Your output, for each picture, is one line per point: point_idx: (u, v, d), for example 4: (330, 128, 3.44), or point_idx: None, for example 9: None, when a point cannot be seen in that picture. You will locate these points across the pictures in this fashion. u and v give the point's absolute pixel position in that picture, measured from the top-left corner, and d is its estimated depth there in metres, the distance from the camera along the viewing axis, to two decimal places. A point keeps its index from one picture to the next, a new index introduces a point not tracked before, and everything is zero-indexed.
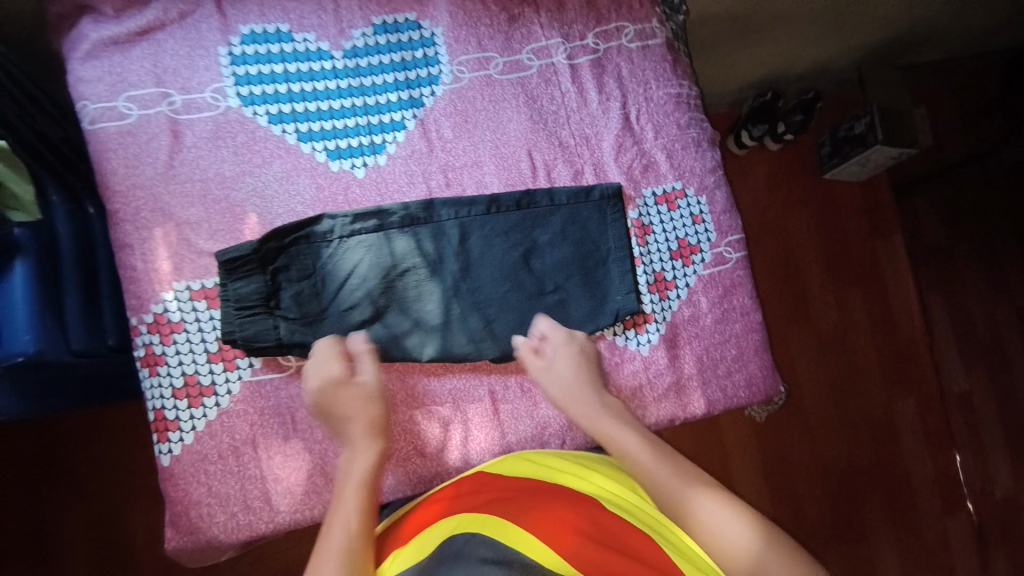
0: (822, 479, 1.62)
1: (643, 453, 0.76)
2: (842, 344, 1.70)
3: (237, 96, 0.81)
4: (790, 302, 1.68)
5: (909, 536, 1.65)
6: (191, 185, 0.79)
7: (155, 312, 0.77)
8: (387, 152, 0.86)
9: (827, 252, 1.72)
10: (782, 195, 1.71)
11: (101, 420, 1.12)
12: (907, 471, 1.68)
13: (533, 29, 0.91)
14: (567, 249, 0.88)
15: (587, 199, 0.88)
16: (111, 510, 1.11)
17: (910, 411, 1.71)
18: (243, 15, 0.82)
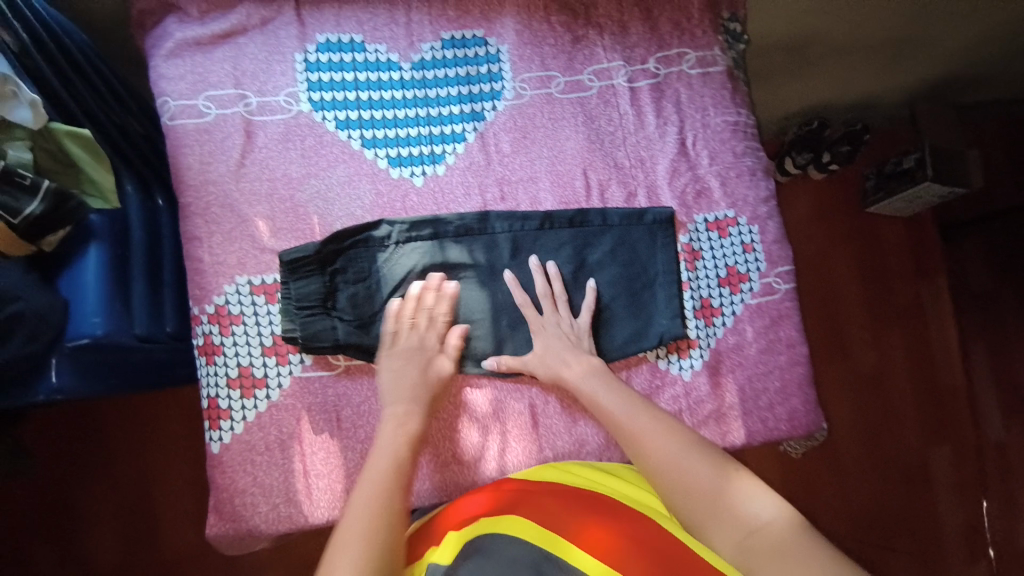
0: (846, 518, 1.58)
1: (645, 426, 0.75)
2: (876, 383, 1.66)
3: (309, 101, 0.85)
4: (825, 337, 1.66)
5: None
6: (260, 184, 0.82)
7: (217, 303, 0.80)
8: (446, 162, 0.88)
9: (868, 290, 1.69)
10: (823, 229, 1.70)
11: (143, 411, 1.15)
12: (938, 519, 1.62)
13: (596, 50, 0.92)
14: (615, 269, 0.89)
15: (638, 221, 0.89)
16: (147, 493, 1.14)
17: (946, 460, 1.65)
18: (321, 25, 0.86)
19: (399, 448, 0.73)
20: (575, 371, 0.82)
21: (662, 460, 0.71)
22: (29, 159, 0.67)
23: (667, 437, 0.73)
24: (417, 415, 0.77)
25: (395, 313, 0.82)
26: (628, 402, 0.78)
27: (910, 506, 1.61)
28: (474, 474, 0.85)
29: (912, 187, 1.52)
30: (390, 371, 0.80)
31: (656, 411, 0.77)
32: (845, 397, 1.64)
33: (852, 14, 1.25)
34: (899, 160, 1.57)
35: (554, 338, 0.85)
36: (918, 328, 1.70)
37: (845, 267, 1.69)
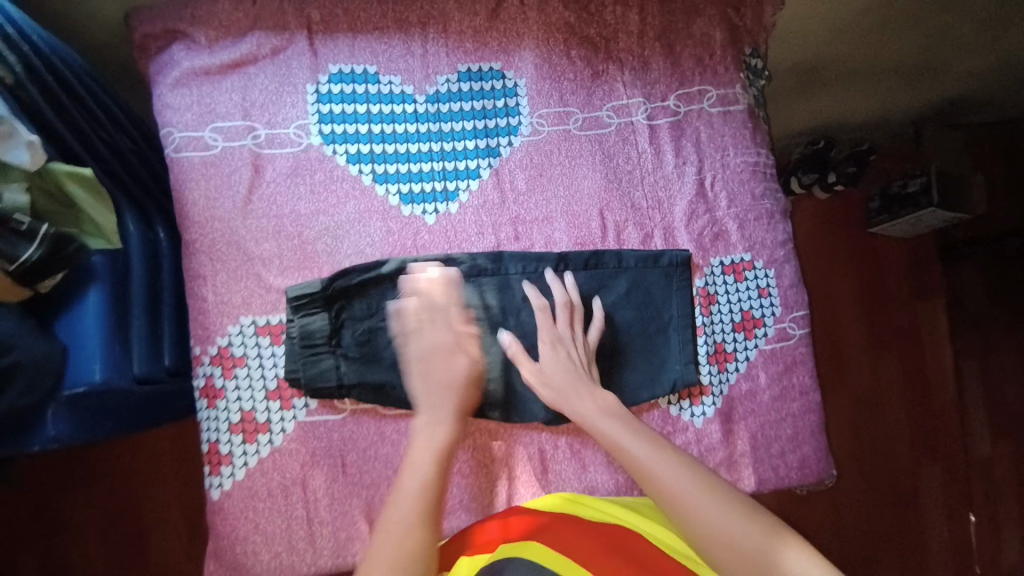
0: (834, 535, 1.55)
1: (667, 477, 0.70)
2: (873, 403, 1.60)
3: (319, 134, 0.82)
4: (828, 357, 1.60)
5: None
6: (266, 221, 0.79)
7: (219, 345, 0.77)
8: (459, 200, 0.85)
9: (869, 310, 1.62)
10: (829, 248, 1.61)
11: (137, 447, 1.10)
12: (924, 537, 1.58)
13: (615, 87, 0.90)
14: (630, 312, 0.87)
15: (655, 264, 0.87)
16: (138, 528, 1.09)
17: (935, 481, 1.60)
18: (333, 55, 0.83)
19: (430, 464, 0.71)
20: (587, 402, 0.78)
21: (672, 498, 0.68)
22: (24, 202, 0.63)
23: (677, 473, 0.70)
24: (447, 425, 0.74)
25: (404, 311, 0.78)
26: (635, 433, 0.75)
27: (897, 526, 1.57)
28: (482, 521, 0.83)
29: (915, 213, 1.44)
30: (417, 369, 0.76)
31: (663, 444, 0.74)
32: (842, 418, 1.60)
33: (863, 43, 1.24)
34: (904, 182, 1.49)
35: (565, 354, 0.81)
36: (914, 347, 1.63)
37: (840, 283, 1.61)
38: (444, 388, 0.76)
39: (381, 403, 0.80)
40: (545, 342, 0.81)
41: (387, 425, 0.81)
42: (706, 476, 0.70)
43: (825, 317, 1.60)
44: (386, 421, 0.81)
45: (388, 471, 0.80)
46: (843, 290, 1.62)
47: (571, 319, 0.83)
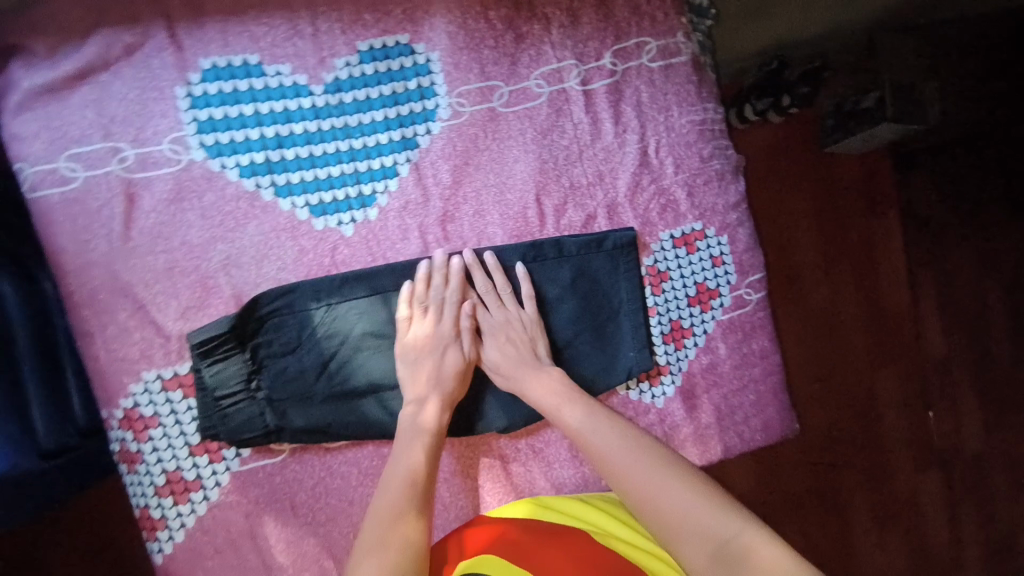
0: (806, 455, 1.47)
1: (612, 450, 0.65)
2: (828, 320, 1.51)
3: (201, 147, 0.70)
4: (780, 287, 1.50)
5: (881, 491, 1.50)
6: (154, 259, 0.69)
7: (125, 407, 0.68)
8: (378, 204, 0.75)
9: (820, 224, 1.52)
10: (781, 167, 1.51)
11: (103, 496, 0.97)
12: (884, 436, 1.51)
13: (543, 49, 0.78)
14: (573, 303, 0.80)
15: (599, 249, 0.80)
16: None
17: (892, 383, 1.53)
18: (203, 46, 0.70)
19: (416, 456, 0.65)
20: (535, 388, 0.73)
21: (630, 482, 0.62)
22: None
23: (648, 464, 0.63)
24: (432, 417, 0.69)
25: (408, 297, 0.73)
26: (594, 418, 0.69)
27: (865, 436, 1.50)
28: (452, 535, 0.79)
29: (871, 128, 1.35)
30: (410, 356, 0.72)
31: (625, 425, 0.68)
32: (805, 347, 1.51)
33: None
34: (859, 98, 1.39)
35: (508, 336, 0.76)
36: (869, 262, 1.53)
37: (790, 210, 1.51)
38: (439, 380, 0.72)
39: (323, 440, 0.73)
40: (485, 332, 0.76)
41: (334, 458, 0.75)
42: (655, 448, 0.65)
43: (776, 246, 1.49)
44: (333, 455, 0.76)
45: (343, 503, 0.75)
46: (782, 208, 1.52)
47: (500, 300, 0.76)
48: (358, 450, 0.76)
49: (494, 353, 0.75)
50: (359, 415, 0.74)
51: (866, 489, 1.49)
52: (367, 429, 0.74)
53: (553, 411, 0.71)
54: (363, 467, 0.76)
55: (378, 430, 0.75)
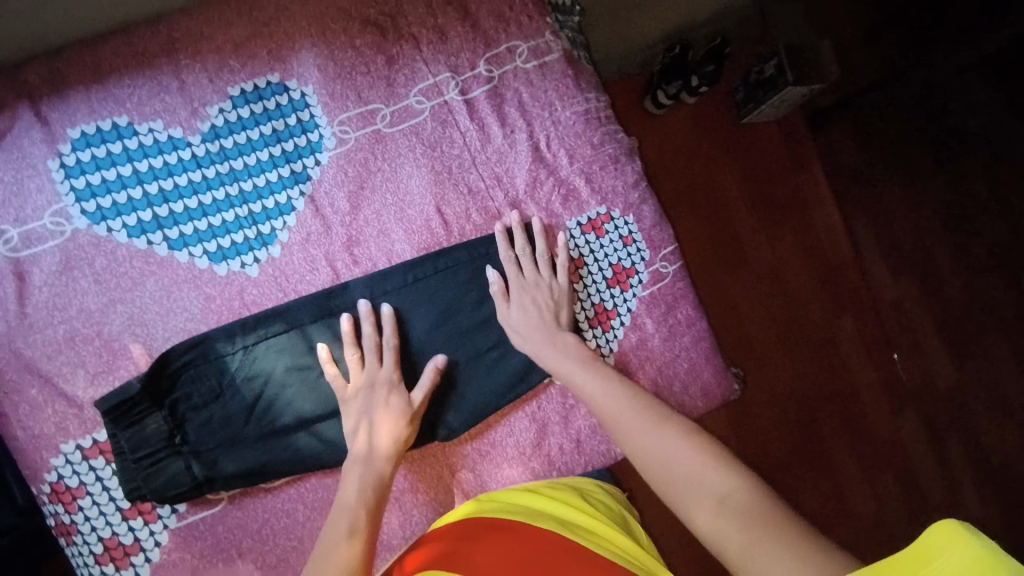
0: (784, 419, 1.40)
1: (620, 409, 0.68)
2: (778, 281, 1.45)
3: (83, 215, 0.70)
4: (721, 254, 1.44)
5: (867, 446, 1.43)
6: (54, 331, 0.69)
7: (50, 481, 0.69)
8: (279, 241, 0.76)
9: (746, 182, 1.47)
10: (705, 143, 1.47)
11: None
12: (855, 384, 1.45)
13: (417, 66, 0.81)
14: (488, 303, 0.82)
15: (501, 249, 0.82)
16: None
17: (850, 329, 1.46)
18: (70, 117, 0.70)
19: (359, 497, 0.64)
20: (552, 352, 0.77)
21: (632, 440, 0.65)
22: None
23: (648, 424, 0.65)
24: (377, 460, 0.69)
25: (326, 361, 0.73)
26: (607, 383, 0.72)
27: (836, 388, 1.44)
28: None
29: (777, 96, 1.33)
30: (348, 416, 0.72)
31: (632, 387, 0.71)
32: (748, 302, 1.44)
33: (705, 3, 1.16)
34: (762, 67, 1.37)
35: (537, 299, 0.81)
36: (806, 211, 1.48)
37: (703, 170, 1.46)
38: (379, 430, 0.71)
39: (259, 482, 0.73)
40: (515, 291, 0.81)
41: (276, 497, 0.75)
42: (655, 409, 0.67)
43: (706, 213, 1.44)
44: (275, 494, 0.75)
45: (293, 542, 0.75)
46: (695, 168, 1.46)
47: (529, 266, 0.82)
48: (299, 485, 0.76)
49: (517, 315, 0.80)
50: (294, 451, 0.74)
51: (848, 439, 1.42)
52: (301, 464, 0.74)
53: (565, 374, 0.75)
54: (308, 501, 0.76)
55: (314, 463, 0.74)
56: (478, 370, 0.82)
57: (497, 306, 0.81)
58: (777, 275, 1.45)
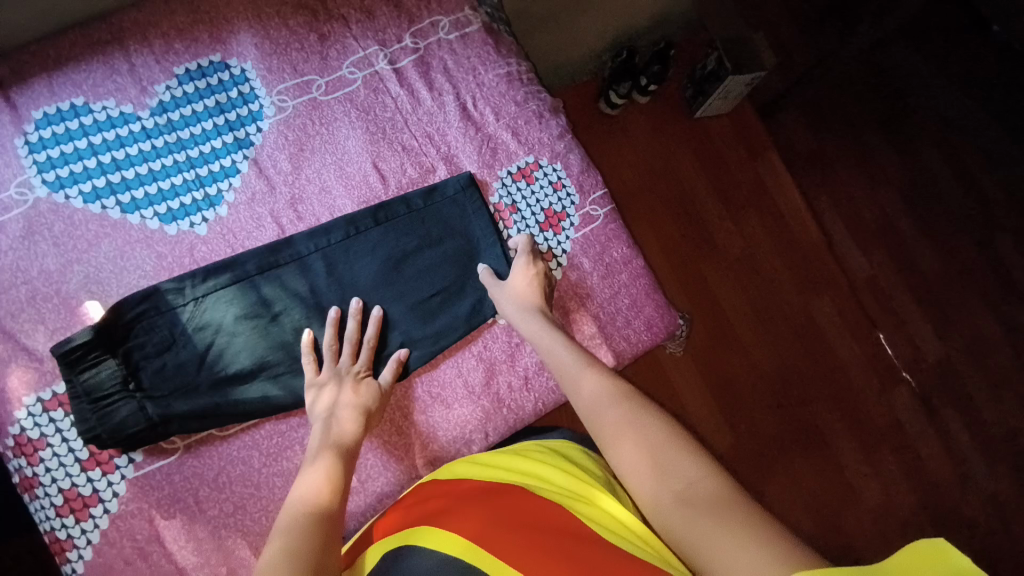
0: (768, 392, 1.50)
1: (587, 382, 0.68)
2: (753, 265, 1.58)
3: (44, 184, 0.76)
4: (680, 232, 1.56)
5: (858, 418, 1.54)
6: (17, 291, 0.74)
7: (14, 434, 0.72)
8: (226, 201, 0.82)
9: (705, 166, 1.61)
10: (666, 138, 1.61)
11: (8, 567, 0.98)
12: (839, 359, 1.57)
13: (348, 42, 0.90)
14: (431, 250, 0.87)
15: (434, 200, 0.87)
16: None
17: (828, 307, 1.60)
18: (34, 100, 0.78)
19: (326, 458, 0.67)
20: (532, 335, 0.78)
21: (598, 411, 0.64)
22: None
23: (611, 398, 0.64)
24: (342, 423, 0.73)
25: (309, 344, 0.79)
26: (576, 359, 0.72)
27: (814, 359, 1.55)
28: (368, 498, 0.81)
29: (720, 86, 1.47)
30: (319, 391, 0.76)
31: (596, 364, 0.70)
32: (709, 272, 1.55)
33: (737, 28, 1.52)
34: (704, 63, 1.52)
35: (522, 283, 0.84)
36: (768, 200, 1.62)
37: (653, 154, 1.59)
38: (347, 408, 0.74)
39: (212, 425, 0.76)
40: (520, 276, 0.85)
41: (231, 445, 0.77)
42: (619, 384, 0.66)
43: (668, 199, 1.57)
44: (229, 442, 0.78)
45: (249, 489, 0.77)
46: (647, 150, 1.60)
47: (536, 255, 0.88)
48: (253, 432, 0.79)
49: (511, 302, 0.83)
50: (246, 394, 0.77)
51: (829, 398, 1.54)
52: (255, 407, 0.77)
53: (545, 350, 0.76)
54: (263, 448, 0.78)
55: (267, 406, 0.77)
56: (421, 312, 0.86)
57: (495, 292, 0.85)
58: (749, 259, 1.58)
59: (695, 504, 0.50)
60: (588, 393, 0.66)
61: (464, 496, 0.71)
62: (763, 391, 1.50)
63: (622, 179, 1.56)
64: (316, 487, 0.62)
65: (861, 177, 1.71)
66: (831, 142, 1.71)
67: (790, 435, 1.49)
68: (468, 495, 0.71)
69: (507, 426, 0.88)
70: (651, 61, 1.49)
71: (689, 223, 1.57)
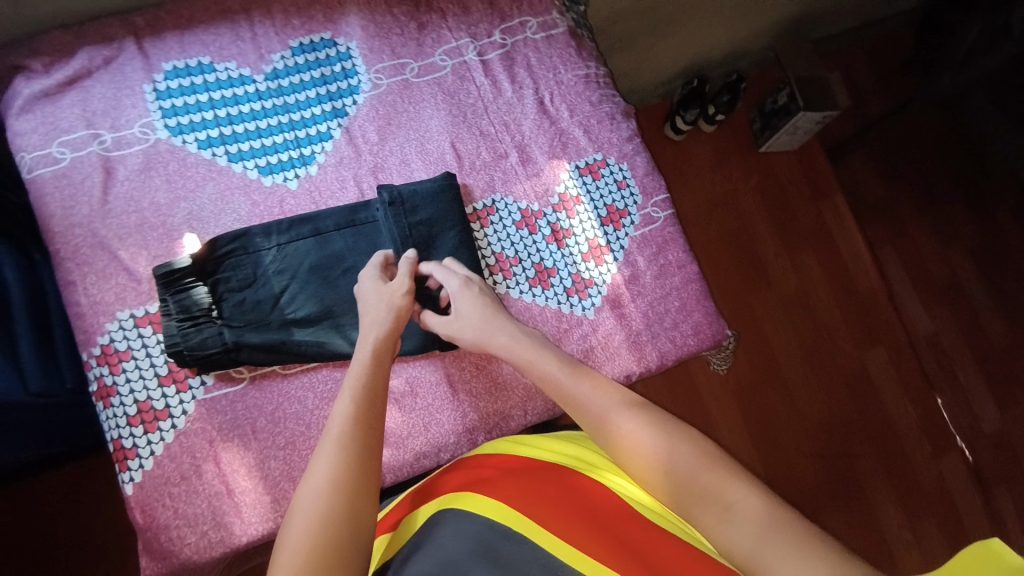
0: (810, 436, 1.46)
1: (598, 404, 0.70)
2: (804, 303, 1.55)
3: (165, 128, 0.86)
4: (730, 257, 1.55)
5: (904, 481, 1.47)
6: (127, 217, 0.82)
7: (102, 344, 0.79)
8: (317, 162, 0.89)
9: (766, 200, 1.60)
10: (731, 165, 1.61)
11: (78, 474, 1.11)
12: (891, 418, 1.51)
13: (442, 33, 0.97)
14: (451, 235, 0.88)
15: (451, 188, 0.89)
16: (95, 551, 1.08)
17: (883, 360, 1.54)
18: (165, 54, 0.88)
19: (350, 408, 0.68)
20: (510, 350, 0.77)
21: (627, 435, 0.67)
22: None
23: (633, 419, 0.68)
24: (368, 365, 0.73)
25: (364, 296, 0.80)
26: (579, 382, 0.73)
27: (860, 407, 1.50)
28: (407, 455, 0.84)
29: (789, 120, 1.47)
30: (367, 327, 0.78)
31: (602, 385, 0.73)
32: (760, 302, 1.54)
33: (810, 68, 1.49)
34: (774, 98, 1.53)
35: (475, 299, 0.81)
36: (827, 239, 1.60)
37: (715, 177, 1.60)
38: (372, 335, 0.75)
39: (279, 360, 0.82)
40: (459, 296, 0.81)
41: (290, 383, 0.83)
42: (634, 405, 0.70)
43: (725, 227, 1.57)
44: (289, 380, 0.83)
45: (301, 427, 0.82)
46: (709, 172, 1.60)
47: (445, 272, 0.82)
48: (312, 374, 0.84)
49: (468, 331, 0.79)
50: (312, 337, 0.83)
51: (873, 448, 1.48)
52: (318, 351, 0.82)
53: (534, 370, 0.75)
54: (318, 391, 0.84)
55: (329, 352, 0.83)
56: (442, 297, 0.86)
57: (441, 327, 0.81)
58: (803, 298, 1.55)
59: (750, 529, 0.56)
60: (604, 415, 0.69)
61: (511, 470, 0.74)
62: (803, 430, 1.46)
63: (682, 200, 1.57)
64: (340, 451, 0.64)
65: (929, 231, 1.65)
66: (902, 188, 1.67)
67: (829, 485, 1.43)
68: (515, 470, 0.74)
69: (545, 408, 0.90)
70: (721, 92, 1.52)
71: (744, 252, 1.56)
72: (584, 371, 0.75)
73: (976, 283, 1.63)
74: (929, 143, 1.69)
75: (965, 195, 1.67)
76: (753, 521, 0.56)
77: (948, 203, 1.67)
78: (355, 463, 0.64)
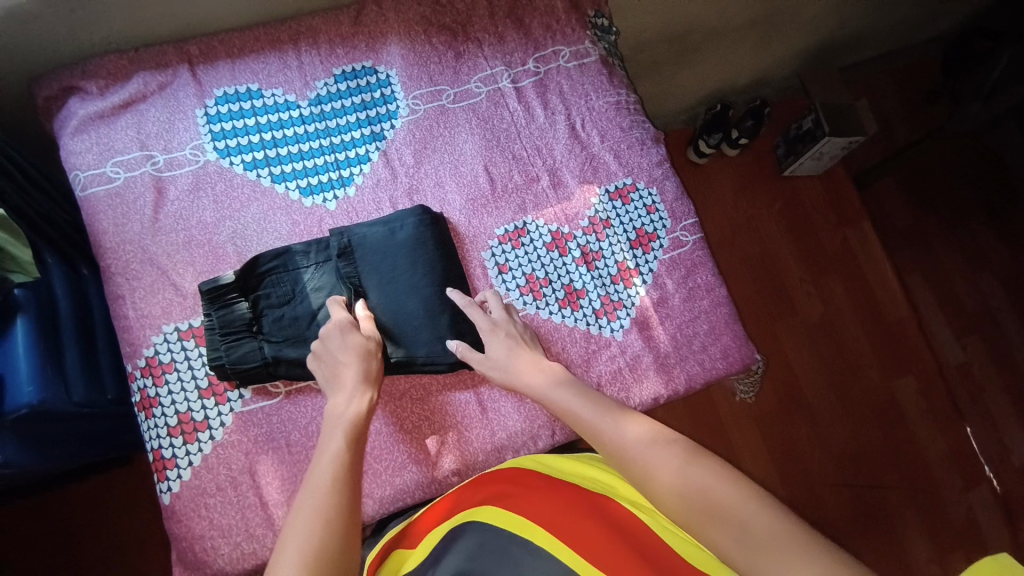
0: (835, 466, 1.43)
1: (624, 433, 0.71)
2: (829, 328, 1.54)
3: (214, 150, 0.90)
4: (752, 282, 1.54)
5: (933, 514, 1.42)
6: (175, 235, 0.86)
7: (147, 356, 0.82)
8: (355, 183, 0.92)
9: (791, 224, 1.60)
10: (756, 189, 1.61)
11: (107, 488, 1.13)
12: (920, 449, 1.47)
13: (479, 61, 1.01)
14: (402, 279, 0.87)
15: (395, 235, 0.88)
16: (122, 562, 1.10)
17: (911, 389, 1.51)
18: (217, 80, 0.93)
19: (339, 452, 0.69)
20: (536, 385, 0.80)
21: (646, 465, 0.67)
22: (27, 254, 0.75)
23: (655, 449, 0.68)
24: (353, 411, 0.73)
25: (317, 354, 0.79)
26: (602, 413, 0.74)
27: (887, 436, 1.47)
28: (434, 471, 0.85)
29: (814, 146, 1.47)
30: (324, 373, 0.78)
31: (626, 415, 0.74)
32: (784, 327, 1.52)
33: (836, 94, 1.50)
34: (799, 123, 1.52)
35: (507, 337, 0.84)
36: (852, 265, 1.59)
37: (739, 202, 1.60)
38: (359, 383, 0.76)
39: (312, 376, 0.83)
40: (488, 333, 0.84)
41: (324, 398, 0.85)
42: (660, 433, 0.70)
43: (748, 250, 1.57)
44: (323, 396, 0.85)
45: None
46: (733, 196, 1.60)
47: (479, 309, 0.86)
48: None
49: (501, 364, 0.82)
50: None
51: (901, 479, 1.44)
52: None
53: (560, 404, 0.77)
54: None
55: None
56: (398, 341, 0.85)
57: (476, 359, 0.83)
58: (828, 323, 1.53)
59: (771, 548, 0.54)
60: (627, 444, 0.70)
61: (528, 488, 0.74)
62: (827, 459, 1.43)
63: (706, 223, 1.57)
64: (327, 499, 0.64)
65: (958, 258, 1.63)
66: (930, 215, 1.65)
67: (855, 517, 1.39)
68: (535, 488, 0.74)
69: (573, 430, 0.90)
70: (745, 117, 1.51)
71: (767, 278, 1.55)
72: (609, 402, 0.77)
73: (1007, 312, 1.60)
74: (958, 170, 1.68)
75: (995, 223, 1.65)
76: (773, 538, 0.55)
77: (978, 230, 1.64)
78: (343, 506, 0.64)
